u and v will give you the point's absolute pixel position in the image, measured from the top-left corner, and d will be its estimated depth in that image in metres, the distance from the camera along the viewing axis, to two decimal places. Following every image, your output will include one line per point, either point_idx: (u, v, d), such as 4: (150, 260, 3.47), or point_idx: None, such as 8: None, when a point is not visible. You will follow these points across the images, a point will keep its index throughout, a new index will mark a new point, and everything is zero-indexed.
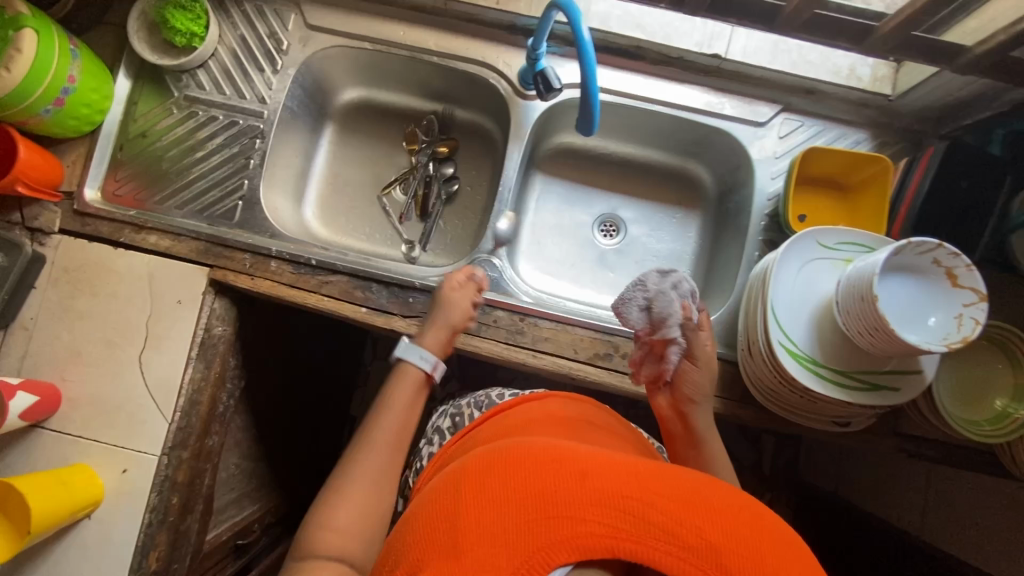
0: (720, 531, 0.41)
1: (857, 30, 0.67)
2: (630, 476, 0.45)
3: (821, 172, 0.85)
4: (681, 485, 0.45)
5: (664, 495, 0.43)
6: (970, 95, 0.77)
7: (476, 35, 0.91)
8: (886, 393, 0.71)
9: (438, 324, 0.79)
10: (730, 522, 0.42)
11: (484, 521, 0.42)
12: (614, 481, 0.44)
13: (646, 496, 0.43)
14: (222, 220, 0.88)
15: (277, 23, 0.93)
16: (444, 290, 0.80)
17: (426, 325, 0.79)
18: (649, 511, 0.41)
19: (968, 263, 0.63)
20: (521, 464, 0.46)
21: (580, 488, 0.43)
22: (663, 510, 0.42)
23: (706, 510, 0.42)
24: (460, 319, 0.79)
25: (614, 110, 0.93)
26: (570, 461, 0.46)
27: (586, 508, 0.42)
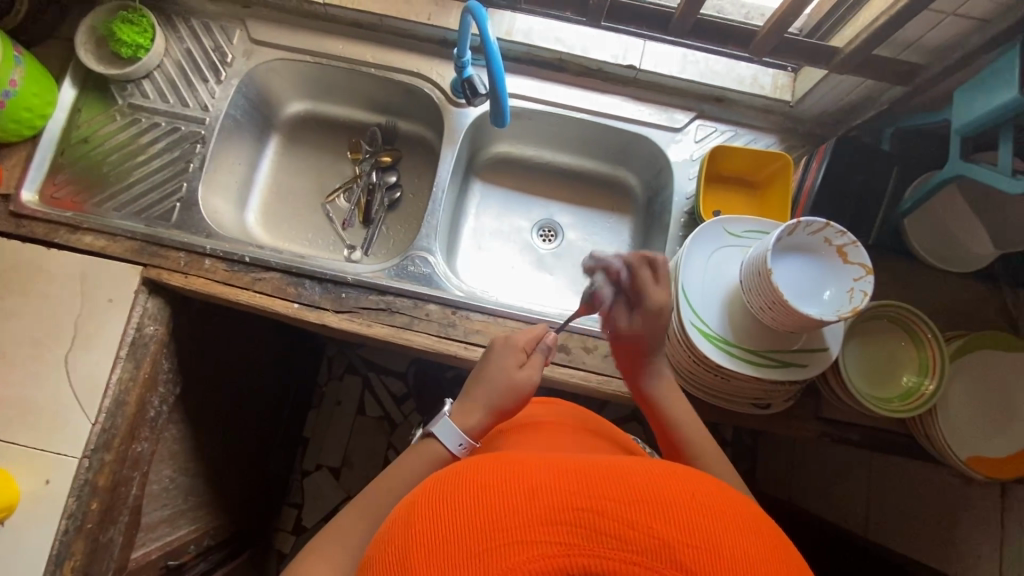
0: (679, 526, 0.35)
1: (742, 35, 0.74)
2: (585, 477, 0.38)
3: (732, 171, 0.90)
4: (641, 475, 0.38)
5: (621, 494, 0.36)
6: (859, 98, 0.84)
7: (411, 49, 0.96)
8: (795, 369, 0.74)
9: (491, 403, 0.66)
10: (691, 513, 0.36)
11: (426, 549, 0.36)
12: (565, 485, 0.37)
13: (601, 498, 0.36)
14: (159, 220, 0.90)
15: (222, 37, 0.96)
16: (507, 357, 0.69)
17: (471, 398, 0.66)
18: (602, 516, 0.35)
19: (853, 239, 0.68)
20: (467, 479, 0.39)
21: (529, 503, 0.36)
22: (618, 510, 0.35)
23: (668, 504, 0.36)
24: (509, 400, 0.66)
25: (543, 119, 0.98)
26: (521, 467, 0.39)
27: (535, 525, 0.35)
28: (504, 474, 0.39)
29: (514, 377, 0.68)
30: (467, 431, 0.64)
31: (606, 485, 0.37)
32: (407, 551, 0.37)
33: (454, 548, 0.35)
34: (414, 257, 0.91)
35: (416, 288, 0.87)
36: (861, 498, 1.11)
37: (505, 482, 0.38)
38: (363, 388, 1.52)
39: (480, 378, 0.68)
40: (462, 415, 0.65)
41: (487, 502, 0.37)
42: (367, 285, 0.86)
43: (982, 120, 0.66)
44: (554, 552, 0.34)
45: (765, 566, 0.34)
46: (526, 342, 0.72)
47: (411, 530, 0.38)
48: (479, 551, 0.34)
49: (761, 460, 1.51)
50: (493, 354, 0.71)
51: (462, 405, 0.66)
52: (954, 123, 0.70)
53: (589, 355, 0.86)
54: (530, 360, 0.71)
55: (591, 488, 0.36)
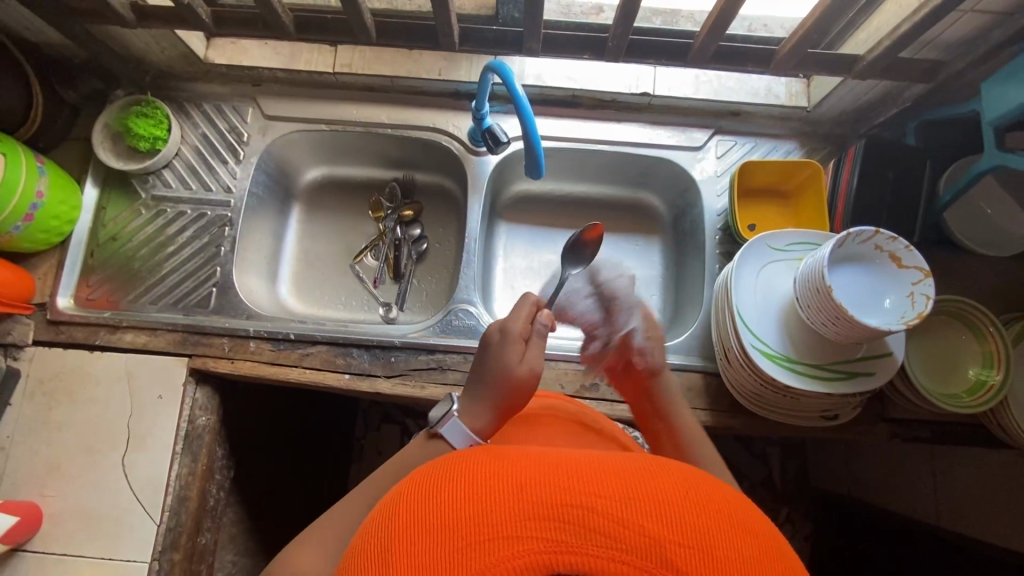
0: (671, 525, 0.33)
1: (762, 55, 0.74)
2: (576, 474, 0.37)
3: (760, 182, 0.91)
4: (633, 474, 0.37)
5: (613, 491, 0.35)
6: (878, 97, 0.84)
7: (424, 105, 0.96)
8: (863, 379, 0.73)
9: (494, 399, 0.61)
10: (685, 513, 0.35)
11: (418, 544, 0.35)
12: (558, 481, 0.36)
13: (592, 494, 0.35)
14: (198, 308, 0.90)
15: (236, 117, 0.97)
16: (500, 342, 0.63)
17: (473, 395, 0.62)
18: (592, 513, 0.34)
19: (906, 244, 0.67)
20: (462, 476, 0.39)
21: (519, 497, 0.35)
22: (610, 507, 0.34)
23: (661, 503, 0.35)
24: (512, 391, 0.61)
25: (563, 155, 0.98)
26: (513, 465, 0.39)
27: (523, 519, 0.34)
28: (496, 470, 0.38)
29: (513, 370, 0.62)
30: (477, 432, 0.60)
31: (599, 482, 0.36)
32: (392, 546, 0.36)
33: (440, 543, 0.34)
34: (456, 310, 0.90)
35: (464, 342, 0.86)
36: (928, 487, 1.10)
37: (496, 478, 0.37)
38: (403, 436, 1.49)
39: (480, 370, 0.63)
40: (470, 416, 0.60)
41: (476, 497, 0.36)
42: (416, 345, 0.85)
43: (1014, 109, 0.66)
44: (544, 550, 0.32)
45: (757, 565, 0.33)
46: (523, 330, 0.65)
47: (403, 523, 0.37)
48: (465, 544, 0.33)
49: (812, 456, 1.49)
50: (491, 343, 0.64)
51: (467, 403, 0.62)
52: (986, 114, 0.70)
53: None
54: (531, 349, 0.64)
55: (583, 485, 0.35)
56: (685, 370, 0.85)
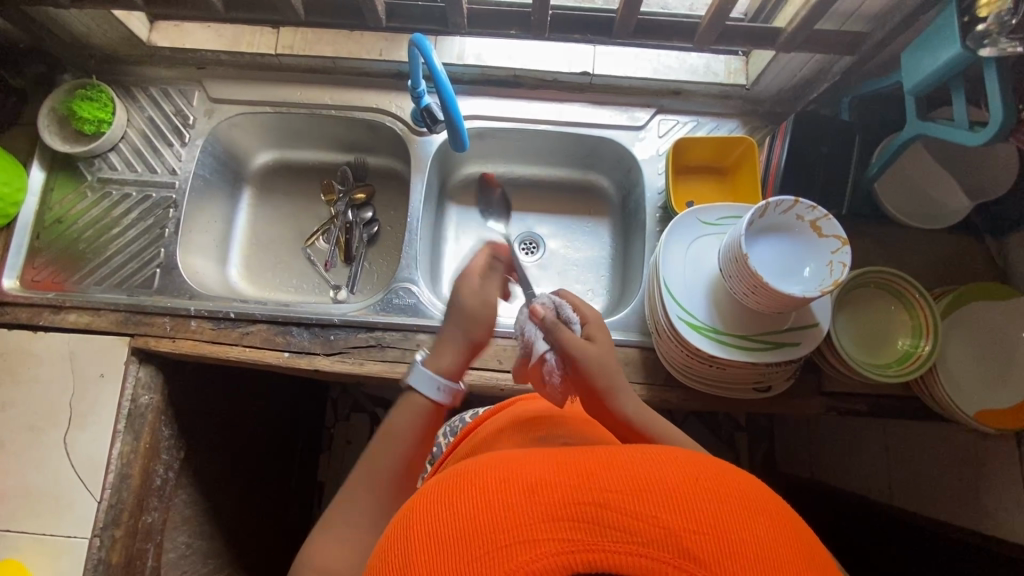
0: (681, 512, 0.34)
1: (684, 29, 0.75)
2: (584, 470, 0.37)
3: (698, 160, 0.91)
4: (643, 464, 0.37)
5: (622, 485, 0.35)
6: (811, 72, 0.85)
7: (368, 86, 0.97)
8: (788, 348, 0.73)
9: (460, 342, 0.66)
10: (692, 497, 0.35)
11: (436, 556, 0.34)
12: (568, 479, 0.36)
13: (602, 491, 0.35)
14: (141, 288, 0.91)
15: (182, 100, 0.98)
16: (460, 286, 0.67)
17: (445, 342, 0.67)
18: (605, 509, 0.34)
19: (825, 212, 0.68)
20: (469, 481, 0.38)
21: (531, 499, 0.35)
22: (620, 502, 0.34)
23: (669, 491, 0.35)
24: (477, 330, 0.67)
25: (507, 136, 0.99)
26: (521, 465, 0.38)
27: (537, 521, 0.34)
28: (503, 472, 0.38)
29: (480, 310, 0.66)
30: (443, 374, 0.65)
31: (608, 477, 0.36)
32: (410, 560, 0.35)
33: (459, 553, 0.34)
34: (398, 289, 0.91)
35: (404, 320, 0.87)
36: (882, 466, 1.10)
37: (505, 480, 0.37)
38: (371, 423, 1.50)
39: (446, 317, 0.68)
40: (436, 362, 0.66)
41: (486, 501, 0.36)
42: (354, 323, 0.86)
43: (929, 78, 0.66)
44: (561, 549, 0.33)
45: (770, 545, 0.34)
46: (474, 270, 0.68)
47: (415, 533, 0.37)
48: (486, 552, 0.33)
49: (779, 441, 1.50)
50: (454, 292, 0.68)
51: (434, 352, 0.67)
52: (906, 83, 0.70)
53: None
54: (486, 282, 0.68)
55: (591, 482, 0.36)
56: (623, 345, 0.85)
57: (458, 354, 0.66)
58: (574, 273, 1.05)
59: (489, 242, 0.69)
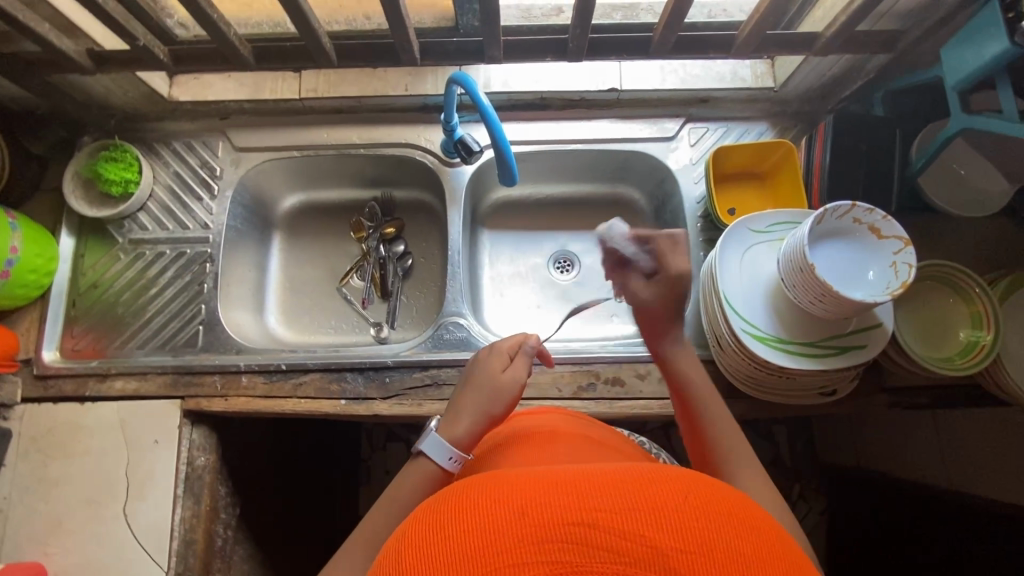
0: (671, 531, 0.32)
1: (721, 41, 0.75)
2: (575, 486, 0.35)
3: (735, 167, 0.91)
4: (635, 478, 0.36)
5: (614, 502, 0.33)
6: (841, 71, 0.85)
7: (395, 122, 0.96)
8: (856, 352, 0.73)
9: (477, 414, 0.62)
10: (685, 515, 0.33)
11: None
12: (557, 495, 0.34)
13: (591, 508, 0.33)
14: (186, 348, 0.89)
15: (207, 152, 0.96)
16: (488, 365, 0.65)
17: (457, 407, 0.63)
18: (595, 528, 0.32)
19: (884, 214, 0.68)
20: (458, 501, 0.36)
21: (520, 518, 0.33)
22: (609, 520, 0.32)
23: (662, 509, 0.33)
24: (497, 408, 0.62)
25: (537, 158, 0.99)
26: (512, 482, 0.36)
27: (525, 544, 0.32)
28: (492, 491, 0.36)
29: (502, 389, 0.63)
30: (455, 442, 0.60)
31: (598, 493, 0.34)
32: None
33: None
34: (447, 324, 0.90)
35: (458, 355, 0.86)
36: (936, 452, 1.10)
37: (494, 501, 0.35)
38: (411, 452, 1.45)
39: (467, 388, 0.65)
40: (448, 429, 0.61)
41: (475, 524, 0.34)
42: (408, 364, 0.85)
43: (973, 73, 0.67)
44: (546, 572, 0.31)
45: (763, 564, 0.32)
46: (508, 349, 0.68)
47: (399, 556, 0.34)
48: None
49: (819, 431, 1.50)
50: (472, 367, 0.67)
51: (449, 418, 0.62)
52: (946, 79, 0.71)
53: (644, 382, 0.86)
54: (514, 365, 0.66)
55: (581, 496, 0.34)
56: None
57: (471, 424, 0.61)
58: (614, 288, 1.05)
59: (525, 332, 0.69)
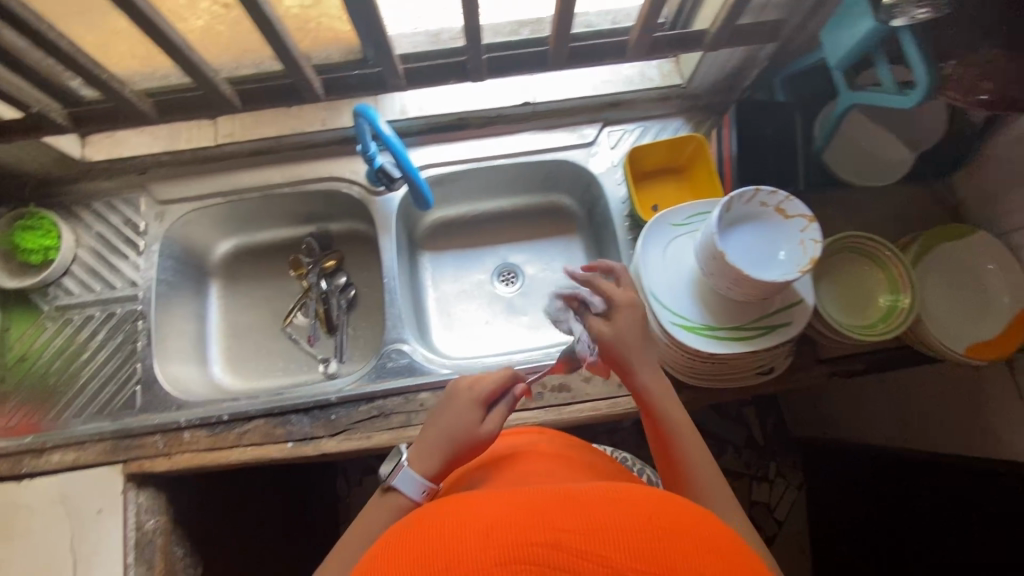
0: (631, 552, 0.33)
1: (615, 47, 0.77)
2: (539, 508, 0.36)
3: (653, 165, 0.93)
4: (599, 499, 0.37)
5: (576, 522, 0.34)
6: (740, 63, 0.88)
7: (317, 157, 0.96)
8: (782, 330, 0.75)
9: (448, 455, 0.61)
10: (644, 535, 0.34)
11: None
12: (521, 518, 0.35)
13: (553, 529, 0.34)
14: (124, 410, 0.87)
15: (129, 209, 0.95)
16: (466, 408, 0.63)
17: (429, 445, 0.62)
18: (557, 549, 0.33)
19: (786, 194, 0.70)
20: (430, 527, 0.37)
21: (484, 540, 0.34)
22: (572, 540, 0.33)
23: (622, 528, 0.34)
24: (465, 452, 0.61)
25: (464, 177, 1.00)
26: (479, 508, 0.37)
27: (489, 566, 0.33)
28: (461, 519, 0.37)
29: (475, 432, 0.62)
30: (423, 476, 0.60)
31: (560, 515, 0.35)
32: None
33: None
34: (389, 351, 0.89)
35: (402, 382, 0.85)
36: (890, 415, 1.13)
37: (462, 525, 0.36)
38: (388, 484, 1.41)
39: (440, 423, 0.63)
40: (417, 463, 0.61)
41: (443, 548, 0.35)
42: (353, 398, 0.84)
43: (853, 51, 0.69)
44: None
45: None
46: (490, 392, 0.64)
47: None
48: None
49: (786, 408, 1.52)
50: (448, 398, 0.65)
51: (419, 452, 0.62)
52: (831, 59, 0.73)
53: (590, 385, 0.86)
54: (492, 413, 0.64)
55: (547, 518, 0.35)
56: None
57: (438, 466, 0.61)
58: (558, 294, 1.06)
59: (513, 370, 0.66)
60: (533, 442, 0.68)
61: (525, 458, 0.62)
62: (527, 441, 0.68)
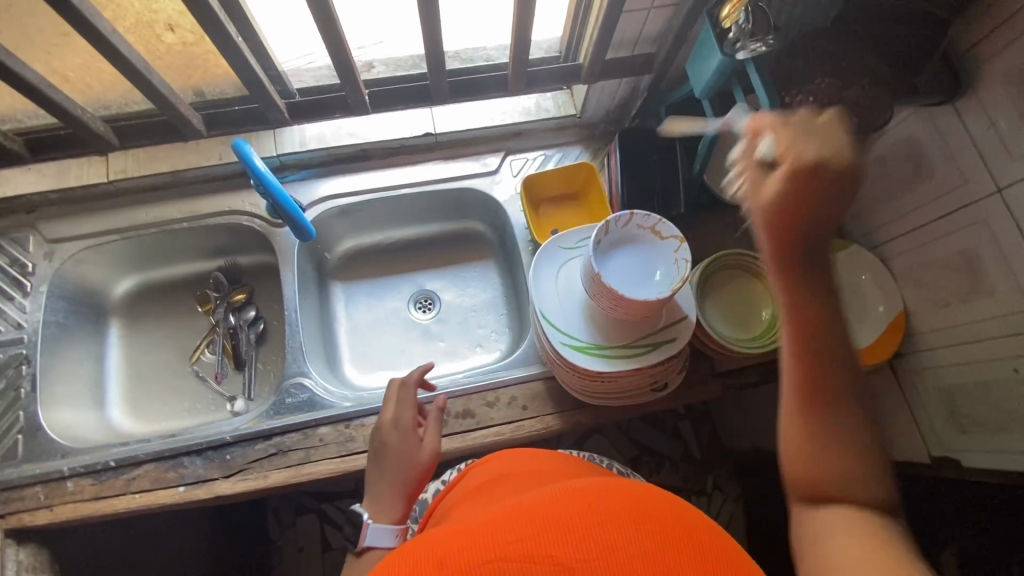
0: (574, 544, 0.37)
1: (496, 81, 0.81)
2: (488, 529, 0.39)
3: (551, 192, 0.96)
4: (544, 503, 0.41)
5: (520, 533, 0.38)
6: (626, 93, 0.93)
7: (217, 190, 0.96)
8: (666, 346, 0.78)
9: (404, 487, 0.67)
10: (584, 525, 0.38)
11: None
12: (470, 543, 0.38)
13: (504, 543, 0.38)
14: (4, 461, 0.82)
15: (17, 250, 0.92)
16: (399, 439, 0.70)
17: (383, 491, 0.67)
18: (507, 559, 0.37)
19: (658, 217, 0.74)
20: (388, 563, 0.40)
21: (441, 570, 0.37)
22: (518, 550, 0.37)
23: (563, 527, 0.38)
24: (418, 473, 0.68)
25: (371, 208, 1.01)
26: (438, 538, 0.41)
27: None
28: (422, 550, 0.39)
29: (419, 457, 0.69)
30: (393, 521, 0.65)
31: (506, 529, 0.39)
32: None
33: None
34: (289, 387, 0.88)
35: (300, 418, 0.84)
36: None
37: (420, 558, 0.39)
38: (321, 523, 1.35)
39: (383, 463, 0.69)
40: (381, 513, 0.66)
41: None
42: (249, 436, 0.82)
43: (710, 82, 0.74)
44: None
45: (652, 551, 0.38)
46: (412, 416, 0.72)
47: None
48: None
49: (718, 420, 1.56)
50: (379, 439, 0.70)
51: (377, 503, 0.66)
52: (696, 89, 0.78)
53: (494, 410, 0.86)
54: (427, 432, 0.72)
55: (496, 536, 0.38)
56: (524, 380, 0.88)
57: (400, 500, 0.66)
58: (473, 319, 1.07)
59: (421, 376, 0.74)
60: (512, 458, 0.68)
61: (503, 479, 0.62)
62: (505, 460, 0.68)
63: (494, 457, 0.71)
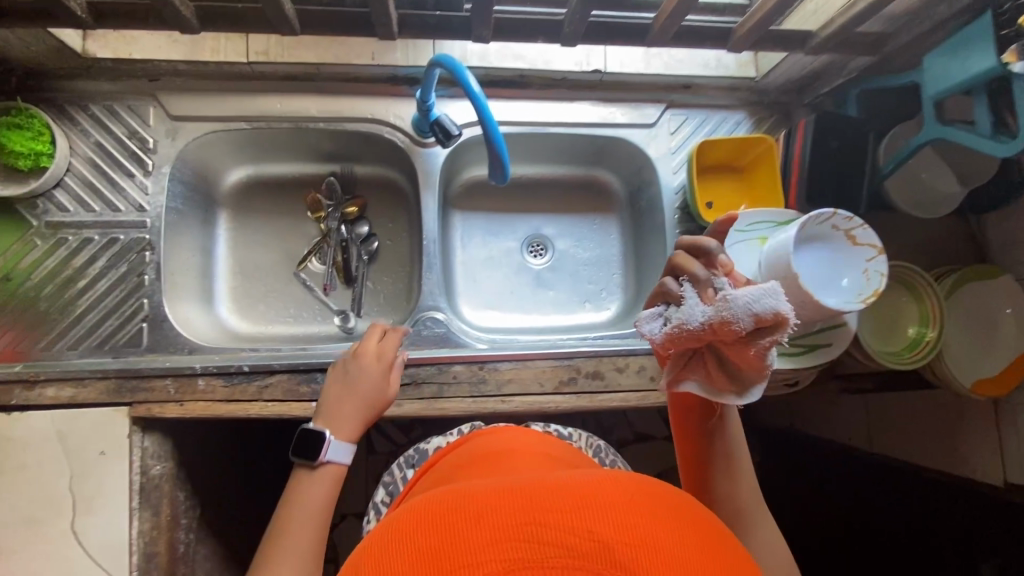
0: (620, 527, 0.32)
1: (720, 32, 0.74)
2: (527, 492, 0.34)
3: (716, 159, 0.92)
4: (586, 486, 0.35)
5: (565, 502, 0.33)
6: (822, 66, 0.86)
7: (361, 93, 0.87)
8: (823, 349, 0.77)
9: (361, 416, 0.72)
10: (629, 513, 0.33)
11: None
12: (509, 504, 0.33)
13: (542, 510, 0.32)
14: (129, 348, 0.80)
15: (135, 120, 0.83)
16: (365, 365, 0.73)
17: (343, 411, 0.71)
18: (547, 526, 0.31)
19: (861, 222, 0.70)
20: (433, 512, 0.34)
21: (473, 526, 0.32)
22: (561, 518, 0.32)
23: (610, 507, 0.33)
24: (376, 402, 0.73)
25: (517, 141, 0.94)
26: (464, 495, 0.36)
27: (478, 547, 0.31)
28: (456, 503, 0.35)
29: (382, 393, 0.73)
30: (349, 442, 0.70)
31: (547, 496, 0.34)
32: None
33: None
34: (423, 319, 0.88)
35: (438, 351, 0.84)
36: None
37: (445, 516, 0.34)
38: None
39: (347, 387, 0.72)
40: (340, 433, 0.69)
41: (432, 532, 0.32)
42: None
43: (956, 85, 0.67)
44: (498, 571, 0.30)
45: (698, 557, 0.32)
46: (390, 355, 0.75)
47: None
48: None
49: None
50: (353, 363, 0.74)
51: (336, 421, 0.70)
52: (928, 88, 0.71)
53: (623, 375, 0.86)
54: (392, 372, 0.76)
55: (536, 500, 0.33)
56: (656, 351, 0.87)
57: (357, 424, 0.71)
58: (585, 273, 1.04)
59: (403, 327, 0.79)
60: (522, 436, 0.67)
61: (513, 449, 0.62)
62: (517, 437, 0.65)
63: (497, 428, 0.71)
